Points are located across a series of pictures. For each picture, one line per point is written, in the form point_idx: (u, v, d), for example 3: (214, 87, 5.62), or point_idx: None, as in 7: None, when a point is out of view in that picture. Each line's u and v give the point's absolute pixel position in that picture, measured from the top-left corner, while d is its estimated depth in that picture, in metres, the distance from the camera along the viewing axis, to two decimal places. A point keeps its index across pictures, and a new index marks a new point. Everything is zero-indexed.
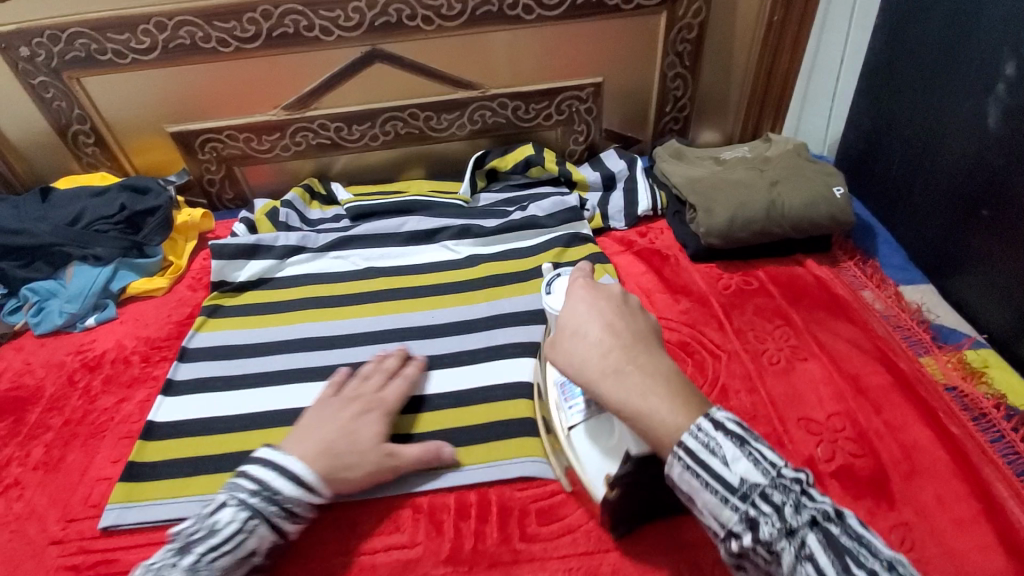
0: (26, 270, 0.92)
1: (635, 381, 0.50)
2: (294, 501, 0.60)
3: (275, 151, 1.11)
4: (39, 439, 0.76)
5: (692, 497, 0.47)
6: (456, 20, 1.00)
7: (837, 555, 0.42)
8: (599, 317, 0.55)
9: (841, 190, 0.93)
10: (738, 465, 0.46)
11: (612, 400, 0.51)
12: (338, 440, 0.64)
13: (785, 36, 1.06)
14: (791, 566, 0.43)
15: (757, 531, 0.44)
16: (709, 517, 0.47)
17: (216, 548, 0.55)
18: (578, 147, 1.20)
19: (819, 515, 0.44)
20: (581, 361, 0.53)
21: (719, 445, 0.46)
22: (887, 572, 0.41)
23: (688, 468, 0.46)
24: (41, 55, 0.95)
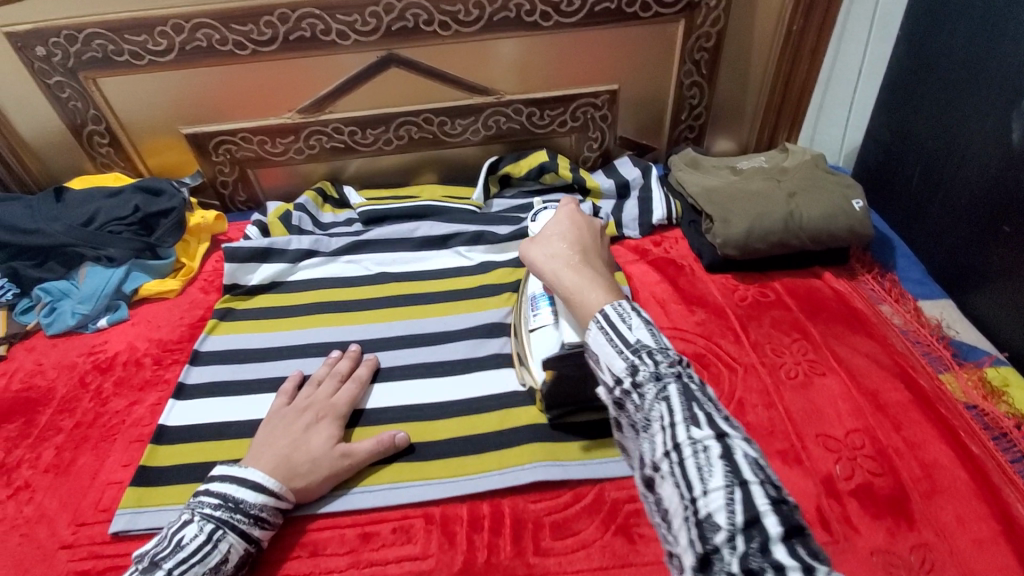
0: (39, 270, 0.91)
1: (586, 275, 0.58)
2: (260, 507, 0.62)
3: (289, 154, 1.11)
4: (50, 442, 0.76)
5: (595, 357, 0.51)
6: (473, 26, 1.00)
7: (689, 402, 0.44)
8: (572, 231, 0.64)
9: (860, 202, 0.92)
10: (639, 329, 0.49)
11: (564, 283, 0.59)
12: (291, 449, 0.66)
13: (804, 46, 1.05)
14: (649, 407, 0.45)
15: (635, 375, 0.47)
16: (602, 371, 0.50)
17: (185, 561, 0.55)
18: (592, 154, 1.20)
19: (687, 375, 0.46)
20: (552, 253, 0.62)
21: (631, 316, 0.50)
22: (726, 421, 0.43)
23: (601, 329, 0.50)
24: (58, 56, 0.95)
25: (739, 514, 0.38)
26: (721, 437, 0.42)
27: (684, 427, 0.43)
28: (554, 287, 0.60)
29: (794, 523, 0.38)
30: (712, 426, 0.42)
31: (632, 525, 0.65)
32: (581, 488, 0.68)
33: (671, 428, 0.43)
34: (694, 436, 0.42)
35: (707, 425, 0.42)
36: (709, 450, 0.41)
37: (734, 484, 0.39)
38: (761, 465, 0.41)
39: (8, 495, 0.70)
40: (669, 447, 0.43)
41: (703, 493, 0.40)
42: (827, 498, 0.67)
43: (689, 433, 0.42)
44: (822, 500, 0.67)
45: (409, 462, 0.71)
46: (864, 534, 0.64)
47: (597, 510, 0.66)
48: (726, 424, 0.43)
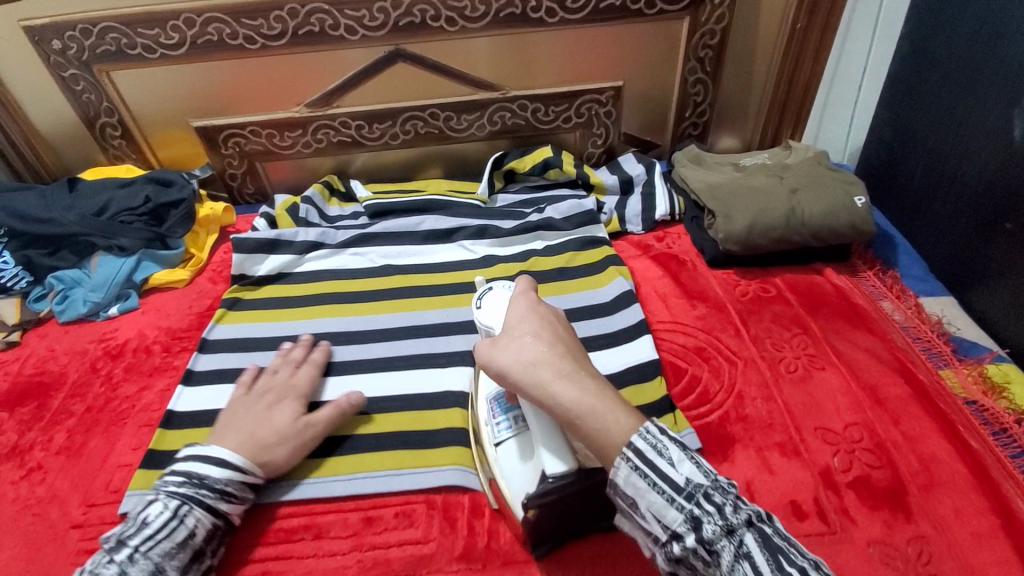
0: (52, 258, 0.93)
1: (583, 385, 0.52)
2: (226, 481, 0.63)
3: (296, 147, 1.12)
4: (62, 425, 0.78)
5: (637, 504, 0.49)
6: (480, 22, 1.01)
7: (772, 555, 0.44)
8: (543, 325, 0.57)
9: (862, 199, 0.93)
10: (683, 465, 0.48)
11: (562, 401, 0.51)
12: (254, 428, 0.67)
13: (808, 43, 1.06)
14: (729, 567, 0.44)
15: (699, 531, 0.46)
16: (653, 526, 0.48)
17: (150, 537, 0.57)
18: (596, 150, 1.21)
19: (756, 520, 0.47)
20: (531, 361, 0.54)
21: (666, 447, 0.49)
22: (819, 572, 0.44)
23: (636, 469, 0.48)
24: (72, 49, 0.97)
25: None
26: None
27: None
28: (545, 405, 0.52)
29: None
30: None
31: None
32: None
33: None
34: None
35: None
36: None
37: None
38: None
39: (20, 476, 0.72)
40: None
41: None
42: (825, 490, 0.68)
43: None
44: (820, 492, 0.68)
45: (412, 449, 0.73)
46: (862, 525, 0.65)
47: None
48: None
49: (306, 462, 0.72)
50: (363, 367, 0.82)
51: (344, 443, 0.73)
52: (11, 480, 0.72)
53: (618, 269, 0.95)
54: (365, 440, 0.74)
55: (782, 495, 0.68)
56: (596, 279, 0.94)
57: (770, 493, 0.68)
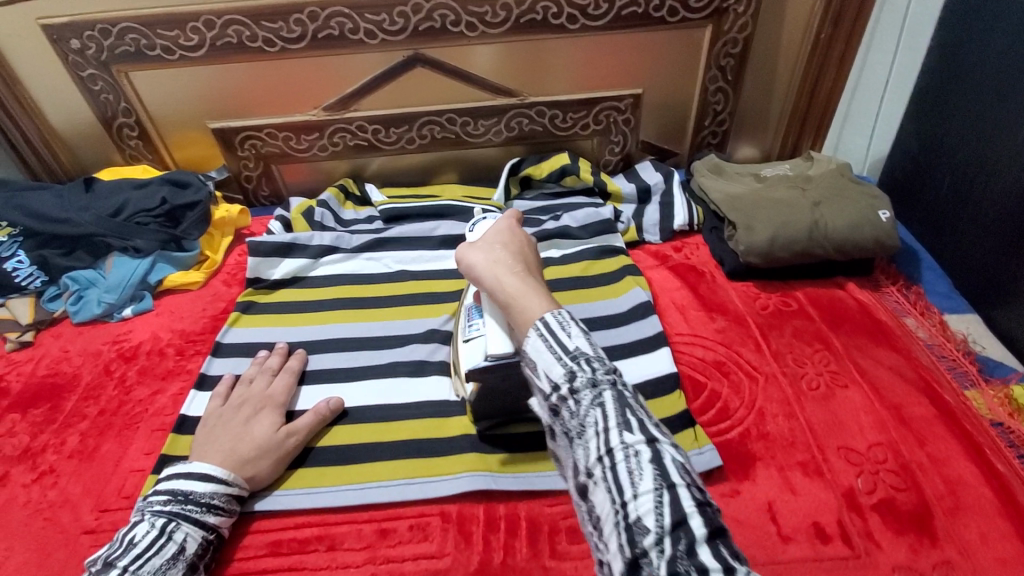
0: (68, 259, 0.93)
1: (527, 281, 0.61)
2: (213, 495, 0.63)
3: (312, 150, 1.12)
4: (75, 428, 0.77)
5: (534, 361, 0.54)
6: (500, 27, 1.00)
7: (623, 410, 0.49)
8: (516, 241, 0.67)
9: (887, 213, 0.91)
10: (578, 336, 0.53)
11: (507, 288, 0.61)
12: (234, 442, 0.67)
13: (832, 54, 1.05)
14: (585, 413, 0.50)
15: (573, 381, 0.51)
16: (540, 377, 0.53)
17: (140, 556, 0.56)
18: (613, 158, 1.19)
19: (620, 383, 0.51)
20: (494, 258, 0.64)
21: (570, 324, 0.54)
22: (654, 426, 0.49)
23: (540, 334, 0.54)
24: (91, 49, 0.97)
25: (667, 518, 0.44)
26: (652, 443, 0.47)
27: (618, 432, 0.48)
28: (491, 292, 0.62)
29: (716, 525, 0.44)
30: (643, 432, 0.48)
31: None
32: None
33: (606, 434, 0.48)
34: (626, 440, 0.47)
35: (639, 431, 0.48)
36: (640, 454, 0.46)
37: (661, 485, 0.45)
38: (684, 466, 0.47)
39: (32, 479, 0.72)
40: (602, 453, 0.48)
41: (635, 497, 0.45)
42: (848, 512, 0.66)
43: (622, 437, 0.47)
44: (843, 513, 0.66)
45: (427, 459, 0.71)
46: (886, 549, 0.63)
47: None
48: (657, 431, 0.49)
49: (321, 470, 0.71)
50: (377, 374, 0.81)
51: (359, 453, 0.72)
52: (23, 483, 0.71)
53: (635, 279, 0.93)
54: (380, 450, 0.73)
55: (805, 516, 0.66)
56: (614, 289, 0.93)
57: (792, 513, 0.66)
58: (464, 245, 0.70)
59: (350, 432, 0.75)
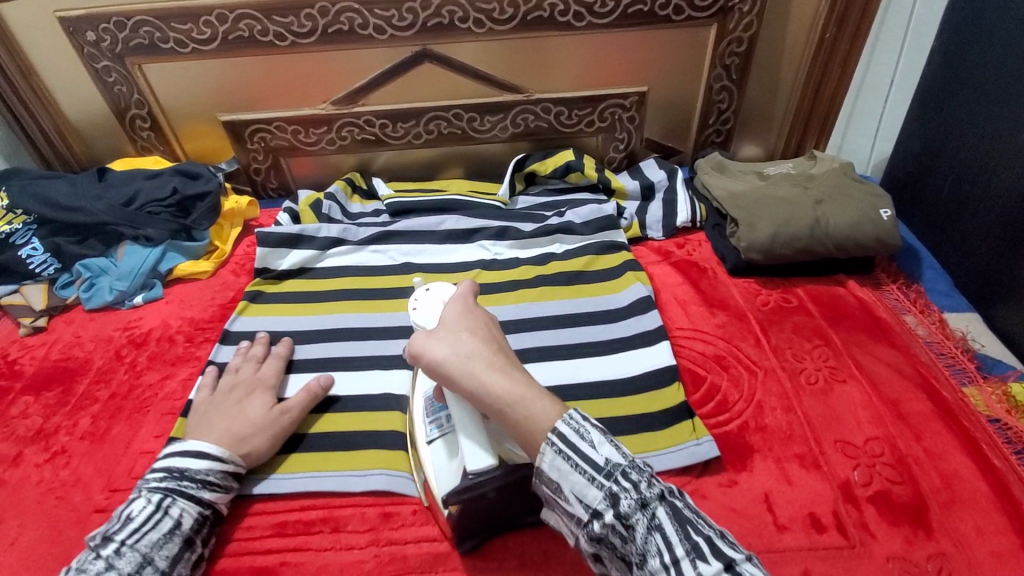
0: (80, 246, 0.95)
1: (515, 377, 0.52)
2: (207, 471, 0.64)
3: (321, 144, 1.13)
4: (86, 411, 0.79)
5: (563, 488, 0.49)
6: (508, 24, 1.01)
7: (684, 528, 0.46)
8: (481, 322, 0.57)
9: (888, 212, 0.92)
10: (604, 447, 0.49)
11: (494, 390, 0.51)
12: (229, 422, 0.69)
13: (836, 54, 1.05)
14: (644, 541, 0.46)
15: (618, 506, 0.47)
16: (574, 504, 0.49)
17: (137, 530, 0.57)
18: (617, 155, 1.20)
19: (670, 494, 0.49)
20: (465, 353, 0.53)
21: (588, 430, 0.49)
22: (724, 543, 0.46)
23: (562, 453, 0.48)
24: (106, 41, 0.99)
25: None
26: (730, 567, 0.44)
27: (689, 561, 0.45)
28: (474, 396, 0.52)
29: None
30: (718, 557, 0.45)
31: None
32: None
33: (675, 564, 0.45)
34: (702, 571, 0.44)
35: (713, 556, 0.45)
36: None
37: None
38: None
39: (44, 459, 0.73)
40: None
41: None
42: (844, 503, 0.67)
43: (696, 567, 0.45)
44: (839, 504, 0.67)
45: None
46: (882, 540, 0.64)
47: None
48: (728, 547, 0.46)
49: (326, 455, 0.72)
50: (382, 363, 0.83)
51: (362, 439, 0.74)
52: (36, 463, 0.73)
53: (636, 274, 0.94)
54: (383, 436, 0.74)
55: (802, 507, 0.67)
56: (616, 284, 0.94)
57: (789, 504, 0.67)
58: (415, 332, 0.57)
59: (354, 418, 0.76)
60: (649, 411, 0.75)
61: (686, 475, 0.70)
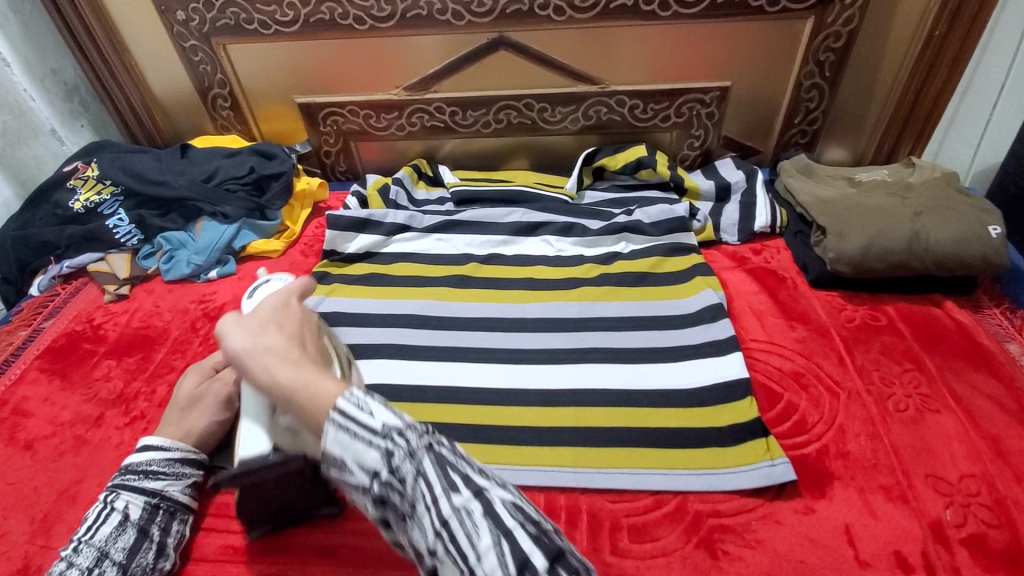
0: (162, 220, 0.99)
1: (307, 367, 0.50)
2: (143, 462, 0.64)
3: (390, 130, 1.13)
4: (164, 378, 0.82)
5: (338, 463, 0.44)
6: (589, 12, 0.97)
7: (446, 471, 0.44)
8: (292, 319, 0.55)
9: (998, 229, 0.84)
10: (381, 412, 0.45)
11: (282, 380, 0.48)
12: (169, 409, 0.70)
13: (947, 52, 0.96)
14: (413, 491, 0.43)
15: (391, 462, 0.44)
16: (350, 471, 0.44)
17: (89, 529, 0.59)
18: (691, 152, 1.15)
19: (438, 443, 0.46)
20: (263, 345, 0.51)
21: (368, 401, 0.45)
22: (481, 478, 0.45)
23: (336, 426, 0.44)
24: (195, 21, 1.02)
25: (512, 565, 0.40)
26: (482, 495, 0.44)
27: (448, 498, 0.43)
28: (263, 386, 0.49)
29: (553, 550, 0.42)
30: (470, 487, 0.44)
31: (715, 540, 0.63)
32: (663, 495, 0.67)
33: (435, 505, 0.43)
34: (456, 505, 0.43)
35: (467, 488, 0.43)
36: (473, 513, 0.43)
37: (501, 537, 0.41)
38: (516, 503, 0.44)
39: (125, 422, 0.77)
40: (437, 527, 0.42)
41: (479, 560, 0.41)
42: (935, 544, 0.62)
43: (453, 506, 0.43)
44: (929, 545, 0.62)
45: (485, 443, 0.72)
46: None
47: (678, 520, 0.65)
48: (483, 478, 0.45)
49: None
50: (442, 354, 0.82)
51: None
52: (117, 426, 0.77)
53: (706, 279, 0.90)
54: (443, 431, 0.74)
55: (886, 543, 0.62)
56: (687, 289, 0.90)
57: (871, 539, 0.62)
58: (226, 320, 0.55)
59: (414, 408, 0.76)
60: (720, 426, 0.72)
61: (760, 497, 0.66)
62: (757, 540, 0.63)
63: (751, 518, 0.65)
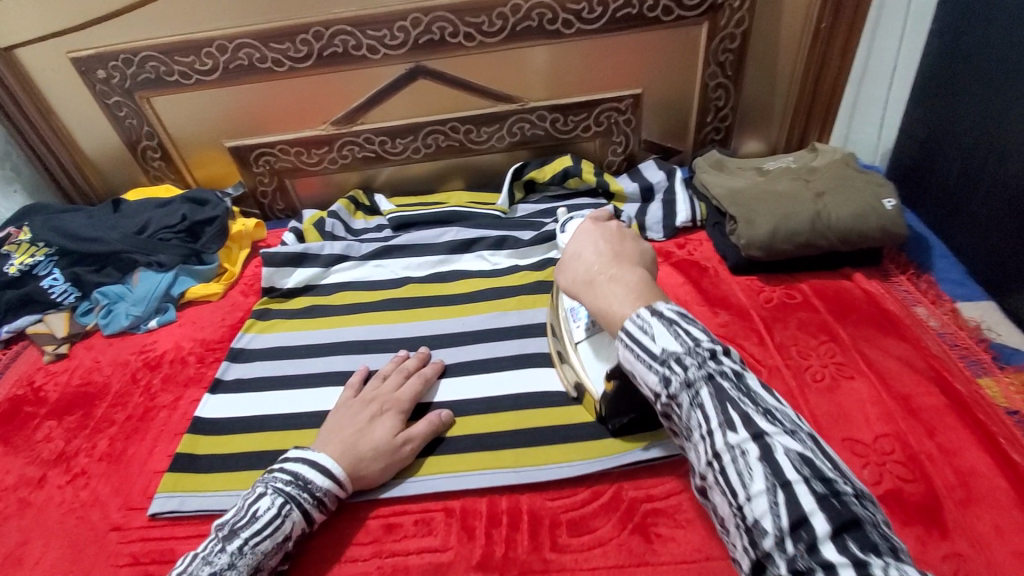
0: (98, 275, 0.99)
1: (618, 284, 0.56)
2: (323, 491, 0.64)
3: (324, 164, 1.16)
4: (104, 433, 0.82)
5: (631, 371, 0.52)
6: (497, 36, 1.02)
7: (724, 405, 0.46)
8: (603, 240, 0.62)
9: (892, 201, 0.90)
10: (662, 338, 0.49)
11: (596, 300, 0.57)
12: (357, 436, 0.69)
13: (834, 42, 1.04)
14: (688, 416, 0.48)
15: (668, 387, 0.49)
16: (640, 384, 0.52)
17: (260, 531, 0.59)
18: (617, 158, 1.20)
19: (721, 374, 0.47)
20: (584, 270, 0.60)
21: (651, 326, 0.50)
22: (766, 418, 0.45)
23: (625, 346, 0.51)
24: (116, 78, 1.04)
25: (786, 518, 0.41)
26: (761, 438, 0.44)
27: (722, 433, 0.45)
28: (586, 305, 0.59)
29: (846, 519, 0.39)
30: (748, 428, 0.44)
31: (648, 524, 0.65)
32: (599, 486, 0.69)
33: (711, 435, 0.46)
34: (731, 441, 0.44)
35: (743, 428, 0.44)
36: (748, 454, 0.43)
37: (778, 488, 0.41)
38: (805, 456, 0.42)
39: (67, 480, 0.77)
40: (711, 455, 0.46)
41: (749, 499, 0.43)
42: None
43: (726, 439, 0.45)
44: None
45: (427, 457, 0.74)
46: None
47: (614, 509, 0.67)
48: (767, 421, 0.44)
49: None
50: None
51: None
52: (58, 485, 0.76)
53: None
54: None
55: None
56: None
57: None
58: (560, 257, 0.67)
59: None
60: None
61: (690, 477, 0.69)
62: (689, 518, 0.65)
63: (682, 500, 0.67)
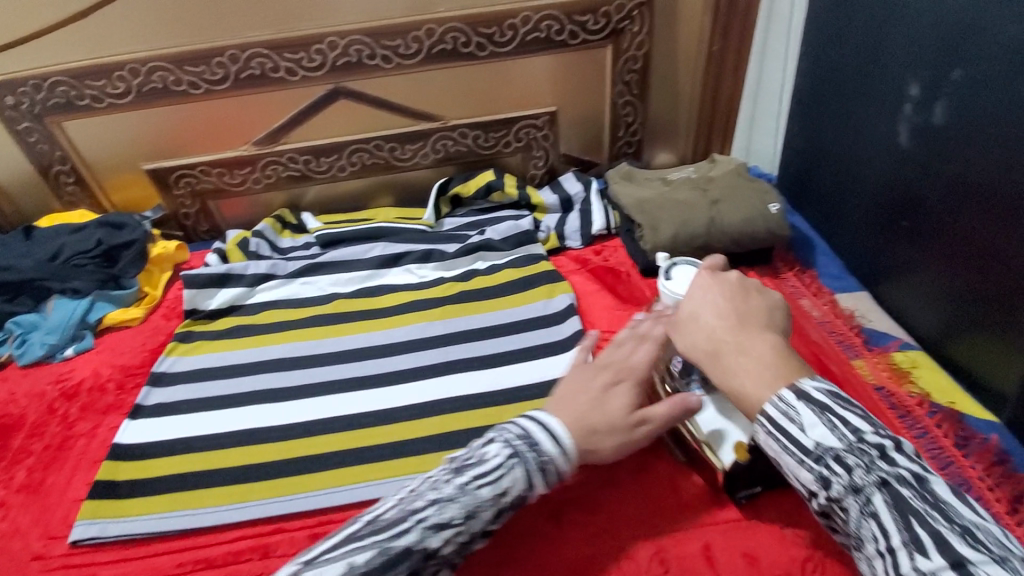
0: (11, 304, 0.97)
1: (754, 356, 0.54)
2: (550, 459, 0.59)
3: (248, 184, 1.16)
4: (23, 463, 0.80)
5: (776, 460, 0.52)
6: (415, 58, 1.07)
7: (906, 517, 0.44)
8: (724, 299, 0.60)
9: (777, 206, 1.00)
10: (816, 432, 0.49)
11: (723, 374, 0.55)
12: (587, 411, 0.63)
13: (726, 62, 1.14)
14: (860, 523, 0.47)
15: (829, 488, 0.48)
16: (793, 478, 0.51)
17: (486, 477, 0.57)
18: (538, 171, 1.27)
19: (897, 481, 0.46)
20: (708, 335, 0.57)
21: (798, 413, 0.49)
22: (965, 542, 0.42)
23: (767, 432, 0.51)
24: (24, 103, 1.01)
25: None
26: (962, 566, 0.41)
27: (907, 553, 0.43)
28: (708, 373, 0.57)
29: None
30: (943, 554, 0.42)
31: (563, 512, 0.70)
32: None
33: (892, 552, 0.44)
34: (921, 566, 0.42)
35: (937, 554, 0.42)
36: None
37: None
38: None
39: None
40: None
41: None
42: None
43: (915, 561, 0.43)
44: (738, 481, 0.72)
45: (350, 466, 0.76)
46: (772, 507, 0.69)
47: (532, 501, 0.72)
48: (962, 543, 0.42)
49: (253, 485, 0.74)
50: (305, 392, 0.85)
51: (288, 466, 0.76)
52: None
53: (553, 287, 0.99)
54: (308, 462, 0.77)
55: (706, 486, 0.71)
56: (535, 294, 0.98)
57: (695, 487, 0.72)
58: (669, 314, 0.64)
59: (278, 447, 0.78)
60: None
61: None
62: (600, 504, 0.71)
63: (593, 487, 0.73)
